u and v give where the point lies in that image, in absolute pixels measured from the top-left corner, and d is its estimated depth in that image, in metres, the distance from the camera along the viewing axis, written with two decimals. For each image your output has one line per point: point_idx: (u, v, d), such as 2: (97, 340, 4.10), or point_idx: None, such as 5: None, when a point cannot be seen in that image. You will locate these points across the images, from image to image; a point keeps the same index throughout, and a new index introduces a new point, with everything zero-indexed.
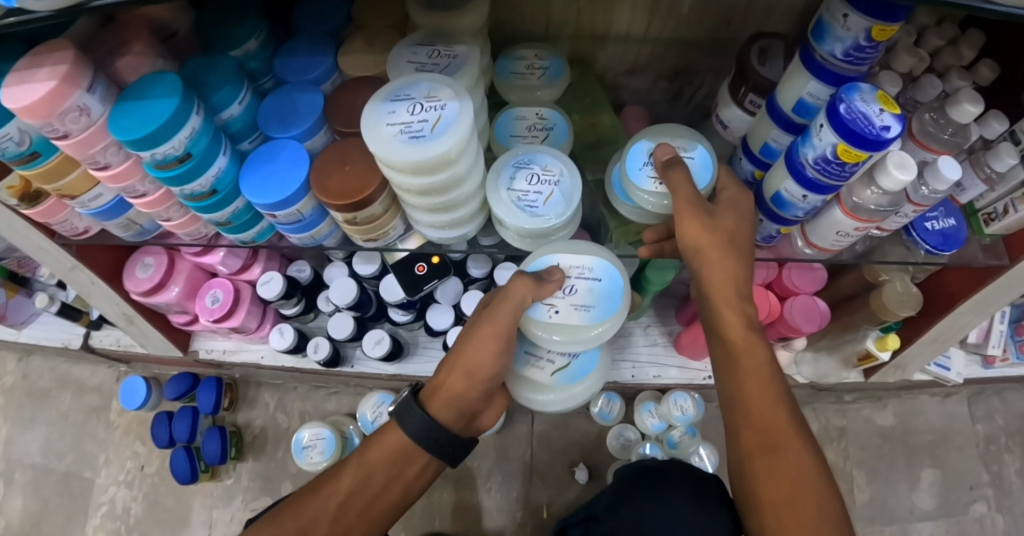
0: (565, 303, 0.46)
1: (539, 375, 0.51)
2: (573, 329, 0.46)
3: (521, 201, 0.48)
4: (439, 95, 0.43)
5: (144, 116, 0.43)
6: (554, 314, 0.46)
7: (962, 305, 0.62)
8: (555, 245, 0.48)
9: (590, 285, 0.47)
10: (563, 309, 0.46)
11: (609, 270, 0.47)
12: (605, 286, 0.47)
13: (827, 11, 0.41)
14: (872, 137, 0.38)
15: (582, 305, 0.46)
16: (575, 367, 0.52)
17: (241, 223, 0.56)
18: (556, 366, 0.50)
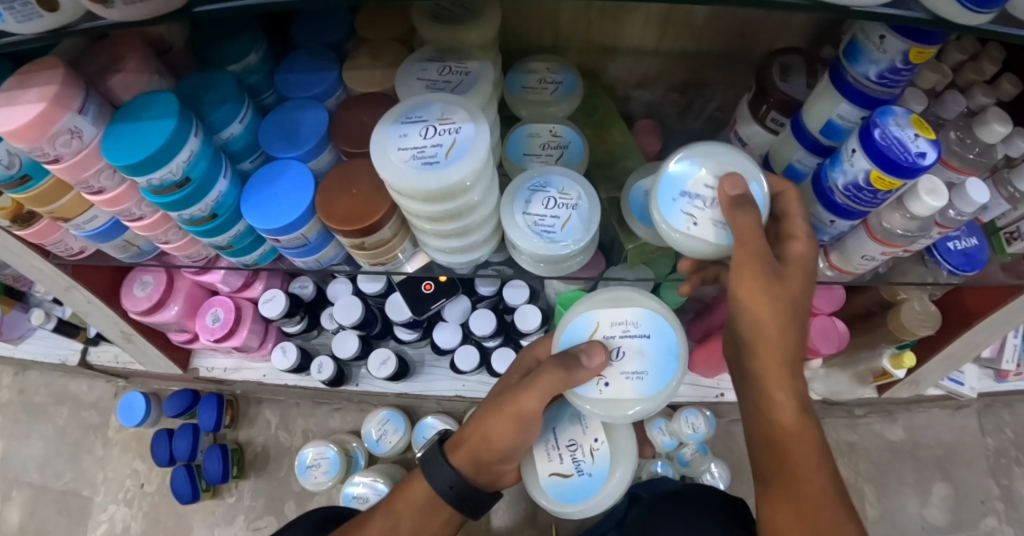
0: (615, 373, 0.44)
1: (541, 463, 0.50)
2: (628, 401, 0.44)
3: (538, 226, 0.46)
4: (452, 117, 0.40)
5: (140, 139, 0.41)
6: (605, 388, 0.44)
7: (980, 324, 0.61)
8: (599, 303, 0.46)
9: (639, 346, 0.45)
10: (615, 381, 0.44)
11: (652, 326, 0.45)
12: (654, 344, 0.45)
13: (861, 31, 0.40)
14: (908, 164, 0.37)
15: (633, 373, 0.44)
16: (574, 485, 0.50)
17: (242, 247, 0.54)
18: (558, 467, 0.50)
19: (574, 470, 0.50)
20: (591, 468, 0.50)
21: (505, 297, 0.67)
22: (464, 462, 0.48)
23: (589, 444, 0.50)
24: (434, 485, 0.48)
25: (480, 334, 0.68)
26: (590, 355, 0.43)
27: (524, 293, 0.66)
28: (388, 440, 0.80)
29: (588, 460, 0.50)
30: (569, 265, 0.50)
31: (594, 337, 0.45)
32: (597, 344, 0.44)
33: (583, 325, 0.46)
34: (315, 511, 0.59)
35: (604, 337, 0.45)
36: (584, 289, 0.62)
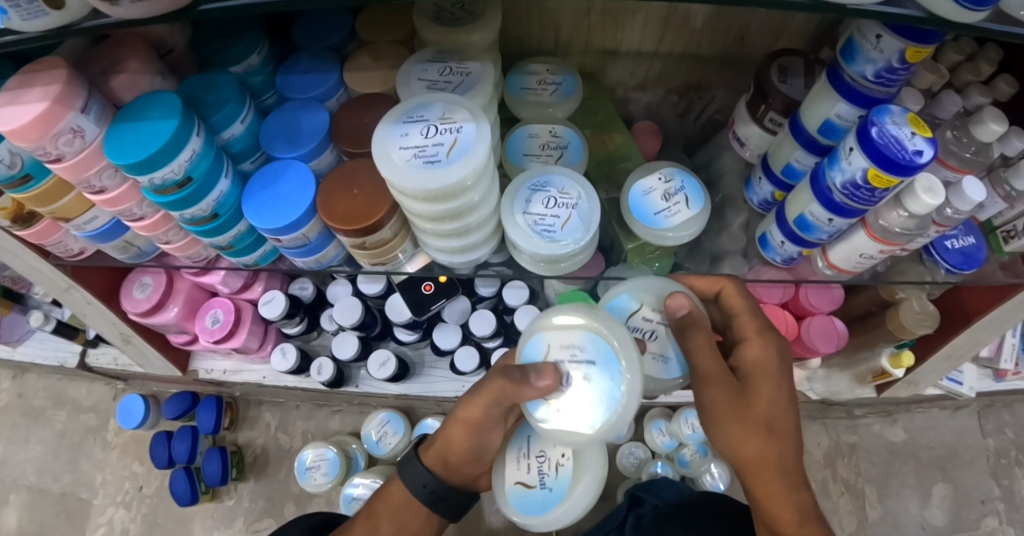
0: (564, 398, 0.37)
1: (507, 470, 0.49)
2: (578, 432, 0.37)
3: (539, 225, 0.46)
4: (454, 116, 0.40)
5: (143, 138, 0.41)
6: (554, 414, 0.37)
7: (978, 323, 0.62)
8: (544, 321, 0.40)
9: (585, 371, 0.37)
10: (564, 408, 0.37)
11: (602, 348, 0.37)
12: (603, 372, 0.37)
13: (859, 31, 0.40)
14: (904, 162, 0.38)
15: (582, 399, 0.37)
16: (537, 499, 0.47)
17: (243, 247, 0.54)
18: (523, 477, 0.48)
19: (538, 481, 0.48)
20: (554, 483, 0.47)
21: (504, 297, 0.67)
22: (434, 460, 0.50)
23: (556, 456, 0.48)
24: (409, 486, 0.50)
25: (480, 335, 0.68)
26: (535, 377, 0.37)
27: (524, 294, 0.66)
28: (389, 441, 0.80)
29: (552, 473, 0.47)
30: (569, 265, 0.50)
31: (546, 358, 0.39)
32: (543, 366, 0.37)
33: (535, 345, 0.40)
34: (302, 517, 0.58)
35: (553, 359, 0.38)
36: (583, 290, 0.62)
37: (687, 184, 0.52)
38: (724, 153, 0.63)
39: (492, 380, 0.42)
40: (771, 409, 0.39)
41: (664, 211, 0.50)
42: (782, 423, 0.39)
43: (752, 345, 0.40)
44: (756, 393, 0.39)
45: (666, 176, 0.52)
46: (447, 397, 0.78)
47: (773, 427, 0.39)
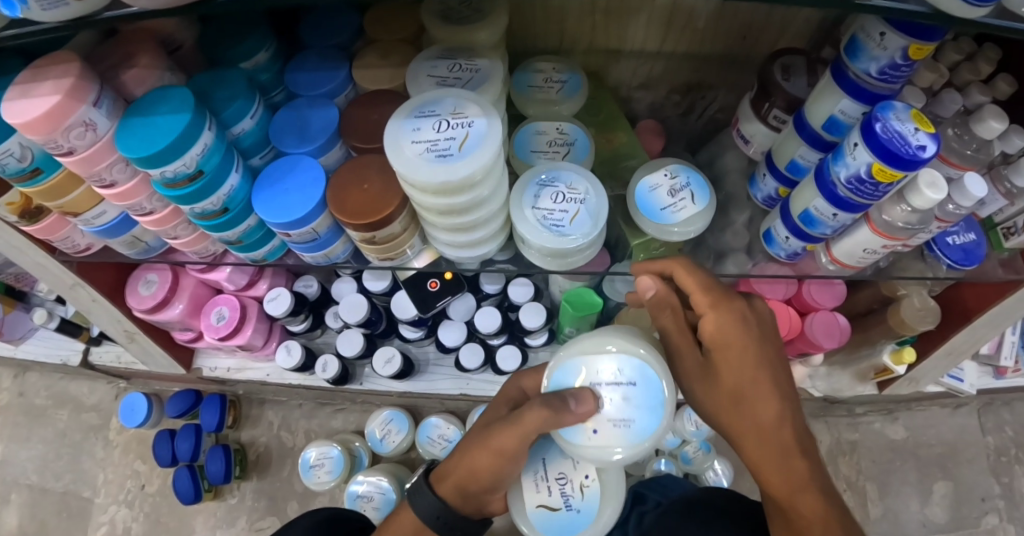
0: (602, 421, 0.40)
1: (527, 493, 0.48)
2: (616, 450, 0.40)
3: (547, 220, 0.47)
4: (465, 111, 0.41)
5: (154, 131, 0.41)
6: (592, 435, 0.40)
7: (978, 320, 0.62)
8: (582, 347, 0.42)
9: (625, 393, 0.40)
10: (602, 429, 0.40)
11: (643, 372, 0.40)
12: (643, 391, 0.40)
13: (862, 29, 0.41)
14: (908, 156, 0.38)
15: (620, 420, 0.40)
16: (563, 520, 0.48)
17: (251, 242, 0.54)
18: (546, 500, 0.48)
19: (563, 504, 0.48)
20: (581, 504, 0.48)
21: (509, 295, 0.67)
22: (451, 490, 0.46)
23: (581, 479, 0.48)
24: (420, 514, 0.46)
25: (485, 332, 0.68)
26: (574, 401, 0.39)
27: (529, 291, 0.67)
28: (392, 439, 0.80)
29: (577, 496, 0.48)
30: (576, 260, 0.51)
31: (581, 382, 0.41)
32: (581, 390, 0.40)
33: (568, 368, 0.42)
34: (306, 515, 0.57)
35: (589, 382, 0.41)
36: (589, 287, 0.63)
37: (693, 179, 0.52)
38: (727, 152, 0.63)
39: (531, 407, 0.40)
40: (739, 373, 0.39)
41: (670, 207, 0.51)
42: (752, 386, 0.39)
43: (709, 318, 0.39)
44: (721, 359, 0.39)
45: (672, 173, 0.52)
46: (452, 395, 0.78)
47: (743, 397, 0.39)
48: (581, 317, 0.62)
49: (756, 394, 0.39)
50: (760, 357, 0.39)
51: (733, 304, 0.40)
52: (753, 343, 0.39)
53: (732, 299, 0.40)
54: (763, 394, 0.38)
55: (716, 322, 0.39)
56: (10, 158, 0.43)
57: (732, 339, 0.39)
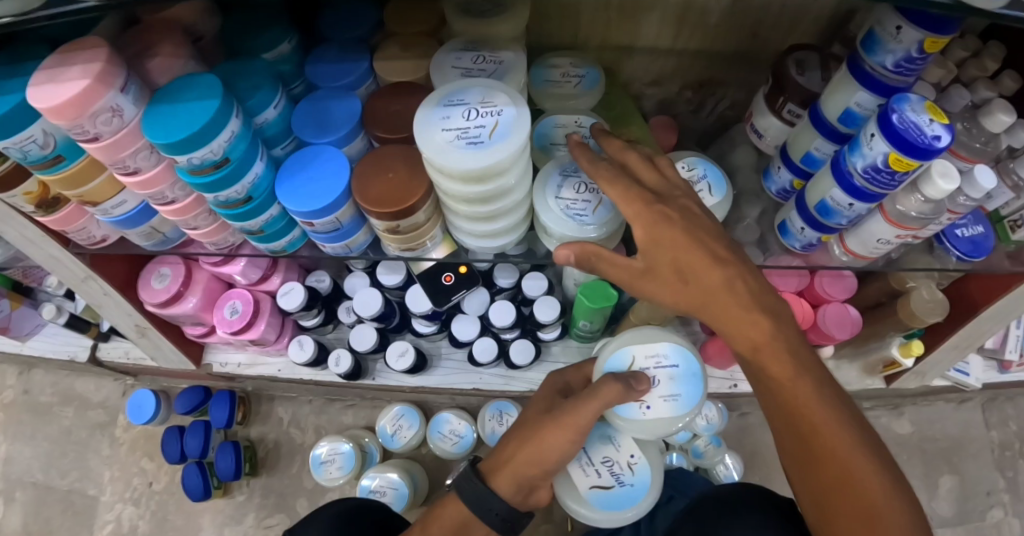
0: (654, 397, 0.51)
1: (579, 479, 0.55)
2: (667, 419, 0.50)
3: (570, 209, 0.47)
4: (494, 100, 0.42)
5: (182, 118, 0.42)
6: (647, 410, 0.50)
7: (985, 312, 0.63)
8: (630, 341, 0.52)
9: (669, 373, 0.52)
10: (655, 404, 0.51)
11: (683, 355, 0.52)
12: (684, 371, 0.52)
13: (879, 23, 0.42)
14: (924, 146, 0.39)
15: (670, 396, 0.51)
16: (619, 495, 0.55)
17: (272, 232, 0.55)
18: (598, 481, 0.55)
19: (615, 481, 0.55)
20: (632, 479, 0.55)
21: (524, 288, 0.68)
22: (506, 482, 0.47)
23: (626, 458, 0.55)
24: (465, 502, 0.47)
25: (499, 325, 0.69)
26: (636, 382, 0.49)
27: (543, 285, 0.67)
28: (404, 435, 0.80)
29: (628, 473, 0.55)
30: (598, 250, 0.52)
31: (632, 367, 0.51)
32: (638, 373, 0.50)
33: (621, 356, 0.52)
34: (329, 507, 0.59)
35: (639, 367, 0.51)
36: (604, 279, 0.64)
37: (710, 172, 0.53)
38: (737, 147, 0.65)
39: (604, 384, 0.47)
40: (682, 258, 0.38)
41: None
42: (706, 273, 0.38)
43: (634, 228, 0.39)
44: (663, 251, 0.39)
45: (689, 166, 0.53)
46: (466, 390, 0.79)
47: (688, 276, 0.38)
48: (596, 309, 0.63)
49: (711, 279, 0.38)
50: (693, 239, 0.38)
51: (650, 208, 0.39)
52: (682, 230, 0.38)
53: (647, 203, 0.39)
54: (707, 267, 0.38)
55: (640, 225, 0.39)
56: (33, 144, 0.43)
57: (664, 234, 0.38)
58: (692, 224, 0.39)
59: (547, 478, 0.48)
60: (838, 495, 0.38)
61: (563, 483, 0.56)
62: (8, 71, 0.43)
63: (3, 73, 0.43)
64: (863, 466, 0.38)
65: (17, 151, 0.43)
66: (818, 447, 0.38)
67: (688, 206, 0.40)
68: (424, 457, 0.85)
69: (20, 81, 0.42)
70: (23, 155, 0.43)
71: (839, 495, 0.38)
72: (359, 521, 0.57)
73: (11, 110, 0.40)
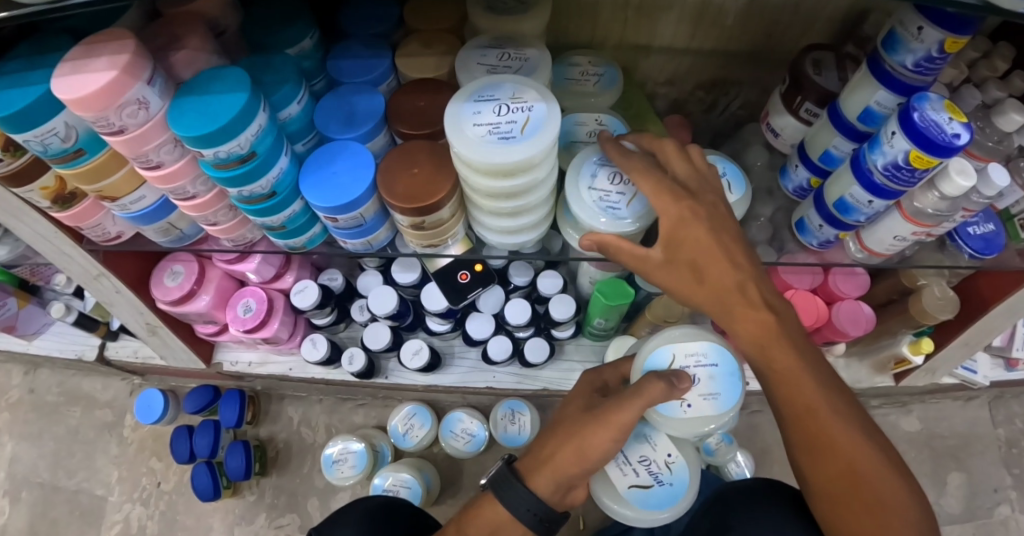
0: (694, 395, 0.52)
1: (618, 478, 0.56)
2: (706, 417, 0.52)
3: (604, 201, 0.47)
4: (524, 96, 0.42)
5: (209, 113, 0.42)
6: (688, 408, 0.52)
7: (996, 308, 0.64)
8: (668, 340, 0.54)
9: (708, 372, 0.53)
10: (695, 402, 0.52)
11: (722, 354, 0.53)
12: (722, 370, 0.53)
13: (900, 23, 0.43)
14: (944, 143, 0.40)
15: (710, 394, 0.52)
16: (658, 494, 0.56)
17: (294, 228, 0.55)
18: (637, 480, 0.56)
19: (653, 481, 0.56)
20: (670, 478, 0.56)
21: (539, 286, 0.68)
22: (543, 480, 0.48)
23: (663, 458, 0.56)
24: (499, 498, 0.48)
25: (515, 323, 0.69)
26: (679, 380, 0.49)
27: (558, 282, 0.68)
28: (416, 434, 0.80)
29: (666, 472, 0.56)
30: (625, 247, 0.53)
31: (672, 366, 0.52)
32: (680, 371, 0.51)
33: (662, 355, 0.53)
34: (359, 504, 0.60)
35: (678, 366, 0.52)
36: (621, 277, 0.64)
37: (730, 170, 0.54)
38: (751, 146, 0.66)
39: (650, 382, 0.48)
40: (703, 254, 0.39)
41: None
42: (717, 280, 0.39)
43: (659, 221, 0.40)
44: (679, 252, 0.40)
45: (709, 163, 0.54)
46: (480, 389, 0.80)
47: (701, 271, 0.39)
48: (613, 306, 0.63)
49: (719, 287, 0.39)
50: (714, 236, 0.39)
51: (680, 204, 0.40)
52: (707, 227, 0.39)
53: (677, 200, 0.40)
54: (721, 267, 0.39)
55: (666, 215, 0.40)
56: (54, 137, 0.42)
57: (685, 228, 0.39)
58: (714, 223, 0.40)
59: (584, 477, 0.48)
60: (849, 491, 0.39)
61: (599, 481, 0.57)
62: (31, 63, 0.42)
63: (26, 65, 0.42)
64: (872, 464, 0.39)
65: (39, 144, 0.42)
66: (827, 448, 0.39)
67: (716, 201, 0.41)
68: (435, 456, 0.85)
69: (43, 73, 0.41)
70: (45, 148, 0.43)
71: (850, 492, 0.39)
72: (387, 516, 0.59)
73: (35, 102, 0.40)
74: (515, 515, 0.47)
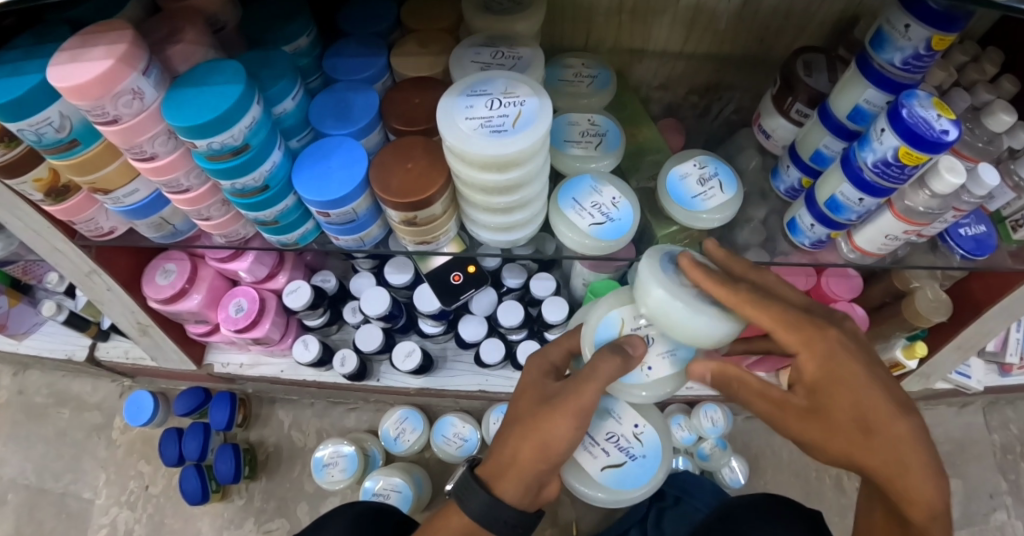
0: (654, 357, 0.48)
1: (589, 462, 0.55)
2: (670, 377, 0.48)
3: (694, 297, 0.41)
4: (516, 91, 0.42)
5: (203, 103, 0.42)
6: (649, 372, 0.48)
7: (989, 311, 0.65)
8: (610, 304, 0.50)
9: None
10: (655, 363, 0.48)
11: None
12: None
13: (887, 22, 0.43)
14: (933, 139, 0.40)
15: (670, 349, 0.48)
16: (632, 469, 0.56)
17: (286, 224, 0.55)
18: (609, 460, 0.55)
19: (625, 456, 0.56)
20: (641, 450, 0.56)
21: (531, 289, 0.68)
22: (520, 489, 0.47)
23: (630, 430, 0.56)
24: (476, 509, 0.46)
25: (508, 325, 0.68)
26: (631, 347, 0.45)
27: (551, 285, 0.67)
28: (407, 438, 0.79)
29: (636, 444, 0.56)
30: (614, 246, 0.52)
31: (623, 330, 0.48)
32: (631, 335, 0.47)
33: (610, 323, 0.49)
34: (349, 506, 0.60)
35: (630, 328, 0.48)
36: (613, 278, 0.64)
37: (721, 170, 0.54)
38: (744, 149, 0.66)
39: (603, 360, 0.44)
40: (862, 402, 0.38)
41: (700, 196, 0.52)
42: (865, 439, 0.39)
43: (808, 360, 0.39)
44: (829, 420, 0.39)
45: (700, 163, 0.54)
46: (472, 392, 0.79)
47: (872, 427, 0.38)
48: None
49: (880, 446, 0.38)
50: (878, 391, 0.39)
51: (828, 335, 0.39)
52: (862, 364, 0.39)
53: (823, 330, 0.39)
54: (889, 419, 0.38)
55: (819, 360, 0.39)
56: (48, 127, 0.43)
57: (841, 375, 0.38)
58: (867, 354, 0.39)
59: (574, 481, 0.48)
60: None
61: (566, 472, 0.55)
62: (28, 53, 0.43)
63: (23, 55, 0.43)
64: None
65: (33, 134, 0.43)
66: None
67: (853, 329, 0.41)
68: (427, 460, 0.84)
69: (39, 63, 0.42)
70: (38, 138, 0.43)
71: None
72: (378, 521, 0.58)
73: (30, 90, 0.40)
74: (503, 521, 0.46)
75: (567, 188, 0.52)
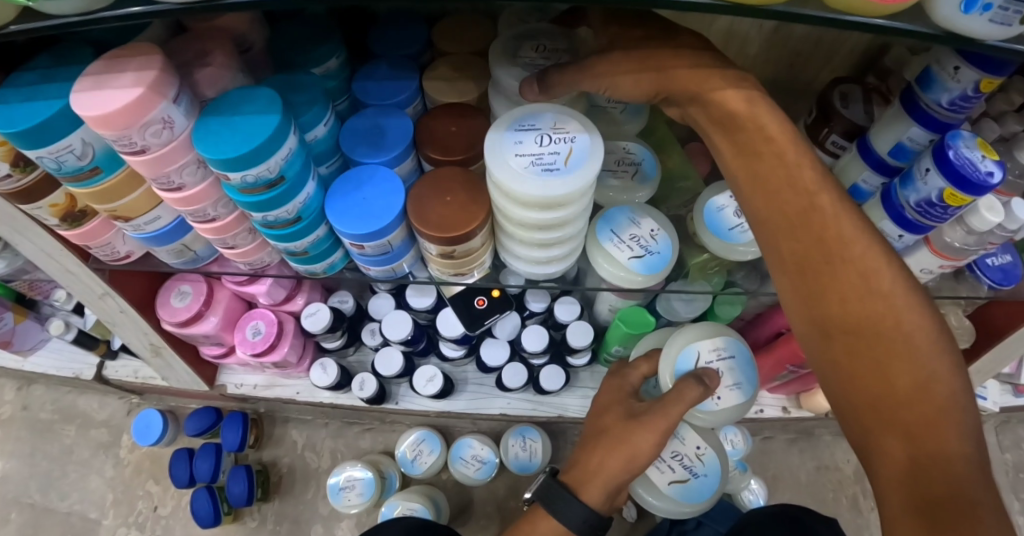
0: (722, 388, 0.51)
1: (657, 478, 0.55)
2: (735, 409, 0.51)
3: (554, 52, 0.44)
4: (566, 126, 0.41)
5: (238, 136, 0.40)
6: (718, 401, 0.51)
7: (1010, 337, 0.65)
8: (688, 338, 0.51)
9: (728, 364, 0.51)
10: (723, 394, 0.51)
11: (738, 344, 0.52)
12: (740, 360, 0.52)
13: (936, 61, 0.42)
14: (978, 182, 0.39)
15: (735, 385, 0.51)
16: (697, 488, 0.55)
17: (316, 253, 0.54)
18: (675, 476, 0.55)
19: (689, 474, 0.54)
20: (704, 470, 0.55)
21: (555, 313, 0.67)
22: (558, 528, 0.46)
23: (693, 450, 0.55)
24: None
25: (532, 350, 0.68)
26: (711, 381, 0.48)
27: (576, 310, 0.66)
28: (424, 460, 0.78)
29: (698, 464, 0.55)
30: (644, 279, 0.52)
31: (700, 363, 0.50)
32: (708, 370, 0.49)
33: (687, 356, 0.50)
34: (394, 522, 0.60)
35: (705, 363, 0.50)
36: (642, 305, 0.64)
37: None
38: None
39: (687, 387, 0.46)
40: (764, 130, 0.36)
41: (739, 227, 0.51)
42: (832, 207, 0.35)
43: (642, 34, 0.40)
44: (824, 216, 0.35)
45: None
46: (494, 414, 0.78)
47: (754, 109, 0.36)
48: (635, 334, 0.63)
49: (852, 221, 0.35)
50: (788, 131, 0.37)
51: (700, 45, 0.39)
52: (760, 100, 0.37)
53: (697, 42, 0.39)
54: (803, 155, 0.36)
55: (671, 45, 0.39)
56: (69, 154, 0.41)
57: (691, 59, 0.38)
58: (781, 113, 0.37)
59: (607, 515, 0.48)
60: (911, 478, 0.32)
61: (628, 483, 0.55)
62: (47, 77, 0.41)
63: (43, 78, 0.41)
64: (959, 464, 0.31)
65: (53, 161, 0.41)
66: (898, 356, 0.33)
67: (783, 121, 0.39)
68: (444, 482, 0.84)
69: (60, 88, 0.40)
70: (58, 165, 0.41)
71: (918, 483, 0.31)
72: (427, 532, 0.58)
73: (52, 117, 0.38)
74: None
75: (604, 220, 0.52)
